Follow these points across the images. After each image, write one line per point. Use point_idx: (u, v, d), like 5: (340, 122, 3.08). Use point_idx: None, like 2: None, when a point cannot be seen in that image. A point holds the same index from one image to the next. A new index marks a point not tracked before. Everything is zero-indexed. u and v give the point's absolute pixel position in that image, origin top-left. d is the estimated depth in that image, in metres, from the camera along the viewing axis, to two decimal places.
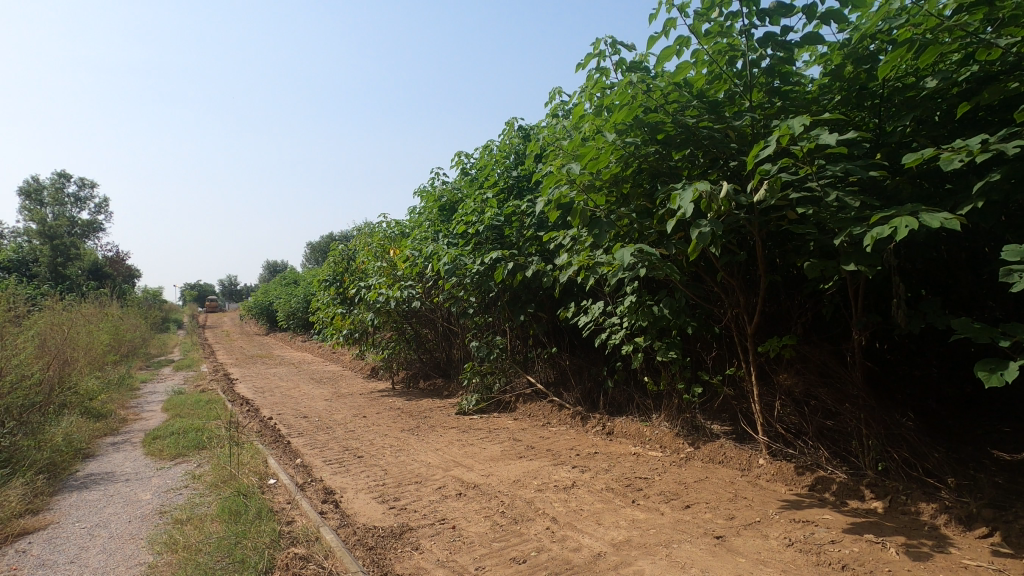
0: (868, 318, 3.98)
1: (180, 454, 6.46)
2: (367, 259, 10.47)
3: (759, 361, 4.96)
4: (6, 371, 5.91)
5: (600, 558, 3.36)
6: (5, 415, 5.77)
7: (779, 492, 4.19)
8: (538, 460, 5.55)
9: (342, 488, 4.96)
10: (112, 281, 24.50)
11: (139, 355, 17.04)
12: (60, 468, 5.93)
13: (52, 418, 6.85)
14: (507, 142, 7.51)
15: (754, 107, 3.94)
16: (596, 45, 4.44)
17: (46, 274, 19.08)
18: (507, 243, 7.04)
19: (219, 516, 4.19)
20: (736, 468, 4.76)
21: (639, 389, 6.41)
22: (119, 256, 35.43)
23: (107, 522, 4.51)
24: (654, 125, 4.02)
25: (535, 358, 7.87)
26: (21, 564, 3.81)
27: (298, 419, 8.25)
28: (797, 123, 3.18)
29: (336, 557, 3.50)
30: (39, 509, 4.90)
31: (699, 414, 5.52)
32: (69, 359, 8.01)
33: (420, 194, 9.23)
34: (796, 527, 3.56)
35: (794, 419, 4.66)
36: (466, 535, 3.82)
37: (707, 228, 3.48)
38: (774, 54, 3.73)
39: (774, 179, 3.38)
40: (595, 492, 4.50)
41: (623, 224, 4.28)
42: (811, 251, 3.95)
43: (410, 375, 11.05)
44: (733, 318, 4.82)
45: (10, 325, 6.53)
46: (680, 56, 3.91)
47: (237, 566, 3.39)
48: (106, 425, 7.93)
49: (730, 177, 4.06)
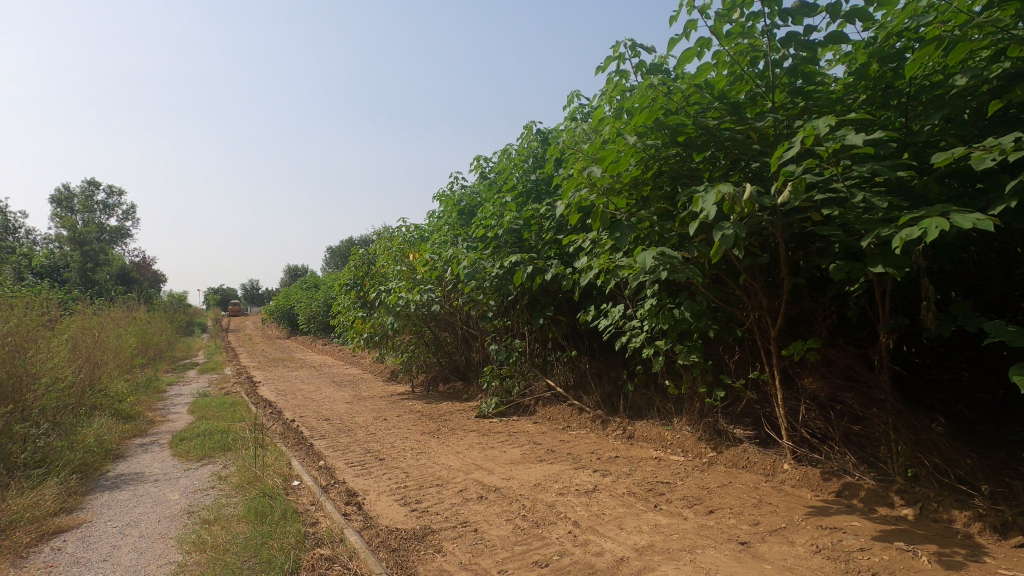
0: (896, 321, 3.89)
1: (206, 455, 6.59)
2: (387, 263, 10.59)
3: (783, 365, 4.87)
4: (41, 373, 6.09)
5: (623, 563, 3.35)
6: (40, 415, 5.95)
7: (805, 498, 4.13)
8: (559, 463, 5.54)
9: (365, 490, 5.02)
10: (140, 287, 25.09)
11: (164, 359, 17.39)
12: (92, 468, 6.09)
13: (84, 420, 7.04)
14: (525, 145, 7.53)
15: (776, 107, 3.90)
16: (615, 48, 4.45)
17: (77, 278, 19.64)
18: (526, 246, 7.05)
19: (246, 517, 4.27)
20: (759, 473, 4.70)
21: (659, 393, 6.35)
22: (145, 261, 36.43)
23: (138, 522, 4.62)
24: (675, 127, 4.02)
25: (554, 361, 7.83)
26: (57, 561, 3.93)
27: (320, 421, 8.36)
28: (823, 124, 3.14)
29: (360, 559, 3.53)
30: (72, 508, 5.03)
31: (721, 418, 5.46)
32: (99, 362, 8.23)
33: (439, 199, 9.30)
34: (823, 534, 3.50)
35: (820, 424, 4.59)
36: (488, 538, 3.83)
37: (730, 230, 3.45)
38: (797, 54, 3.71)
39: (799, 179, 3.32)
40: (616, 497, 4.48)
41: (644, 227, 4.30)
42: (836, 252, 3.88)
43: (430, 378, 11.11)
44: (755, 322, 4.74)
45: (43, 329, 6.74)
46: (701, 57, 3.89)
47: (264, 566, 3.45)
48: (136, 427, 8.13)
49: (752, 179, 4.01)
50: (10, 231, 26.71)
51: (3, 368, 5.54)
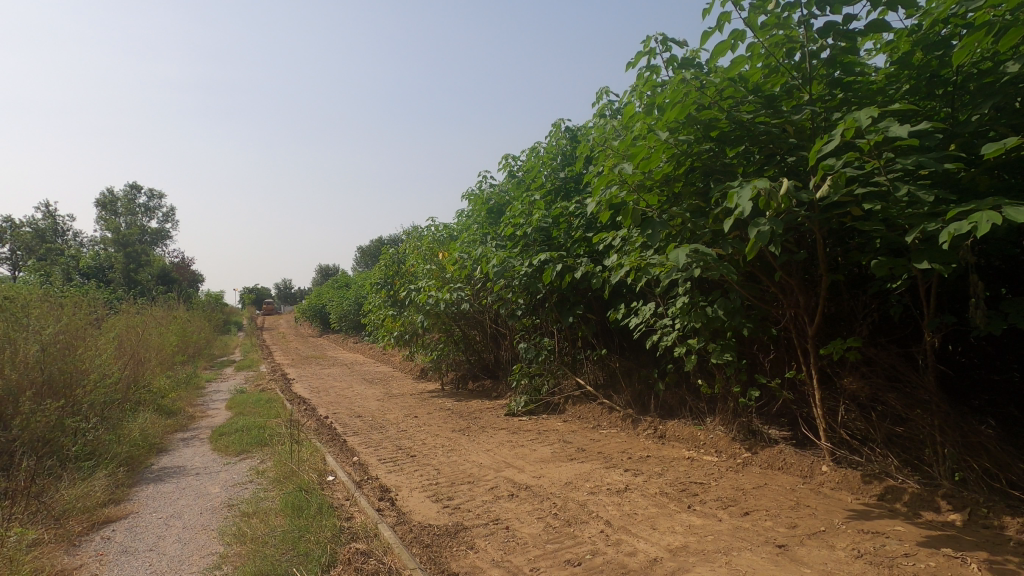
0: (942, 319, 3.74)
1: (244, 450, 6.77)
2: (417, 263, 10.70)
3: (821, 364, 4.74)
4: (89, 370, 6.36)
5: (657, 563, 3.31)
6: (90, 410, 6.21)
7: (846, 501, 4.02)
8: (590, 462, 5.52)
9: (397, 486, 5.09)
10: (180, 286, 25.95)
11: (203, 356, 17.98)
12: (137, 461, 6.33)
13: (130, 415, 7.32)
14: (554, 143, 7.49)
15: (814, 100, 3.79)
16: (646, 43, 4.39)
17: (121, 278, 20.41)
18: (556, 244, 7.03)
19: (283, 511, 4.38)
20: (797, 475, 4.60)
21: (691, 392, 6.26)
22: (185, 262, 37.67)
23: (181, 514, 4.79)
24: (708, 122, 3.96)
25: (583, 359, 7.77)
26: (107, 550, 4.10)
27: (352, 418, 8.51)
28: (864, 116, 3.05)
29: (395, 553, 3.58)
30: (120, 500, 5.24)
31: (756, 418, 5.35)
32: (143, 360, 8.55)
33: (468, 198, 9.34)
34: (865, 538, 3.40)
35: (860, 425, 4.46)
36: (520, 536, 3.83)
37: (766, 227, 3.37)
38: (836, 44, 3.62)
39: (838, 173, 3.23)
40: (648, 496, 4.43)
41: (676, 223, 4.23)
42: (877, 247, 3.76)
43: (459, 377, 11.18)
44: (791, 320, 4.63)
45: (91, 328, 7.03)
46: (735, 50, 3.81)
47: (301, 558, 3.54)
48: (177, 422, 8.42)
49: (788, 173, 3.91)
50: (58, 232, 27.98)
51: (55, 365, 5.80)
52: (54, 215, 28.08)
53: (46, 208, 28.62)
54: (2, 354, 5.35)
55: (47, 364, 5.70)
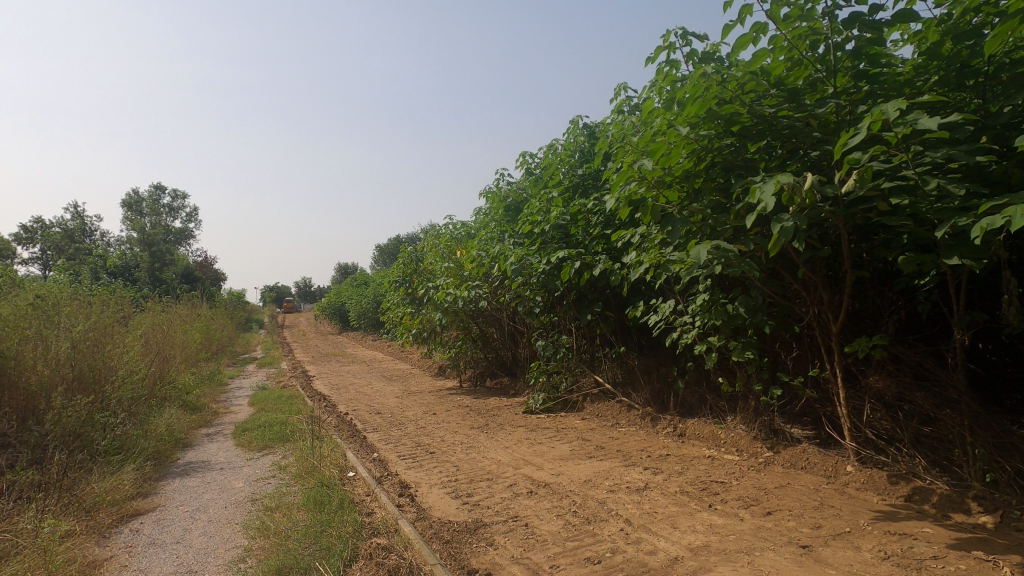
0: (972, 317, 3.64)
1: (267, 446, 6.89)
2: (435, 261, 10.76)
3: (846, 363, 4.65)
4: (117, 366, 6.52)
5: (677, 562, 3.29)
6: (118, 405, 6.37)
7: (872, 502, 3.94)
8: (609, 460, 5.50)
9: (417, 482, 5.13)
10: (203, 285, 26.46)
11: (226, 353, 18.31)
12: (164, 456, 6.47)
13: (156, 411, 7.48)
14: (572, 140, 7.44)
15: (838, 93, 3.73)
16: (666, 38, 4.35)
17: (147, 277, 20.88)
18: (574, 242, 7.00)
19: (306, 506, 4.44)
20: (820, 475, 4.52)
21: (711, 390, 6.19)
22: (208, 260, 38.37)
23: (206, 507, 4.89)
24: (729, 117, 3.91)
25: (601, 357, 7.73)
26: (136, 542, 4.20)
27: (372, 415, 8.60)
28: (891, 108, 2.98)
29: (415, 549, 3.61)
30: (148, 493, 5.37)
31: (778, 417, 5.27)
32: (168, 357, 8.74)
33: (486, 196, 9.36)
34: (892, 540, 3.33)
35: (886, 424, 4.37)
36: (539, 534, 3.84)
37: (790, 222, 3.31)
38: (861, 36, 3.55)
39: (865, 167, 3.16)
40: (669, 495, 4.40)
41: (696, 219, 4.17)
42: (904, 243, 3.67)
43: (477, 374, 11.22)
44: (814, 318, 4.55)
45: (119, 326, 7.21)
46: (757, 43, 3.76)
47: (324, 552, 3.60)
48: (202, 417, 8.59)
49: (811, 168, 3.84)
50: (86, 232, 28.77)
51: (85, 361, 5.96)
52: (83, 215, 28.86)
53: (75, 209, 29.47)
54: (34, 351, 5.52)
55: (77, 361, 5.87)
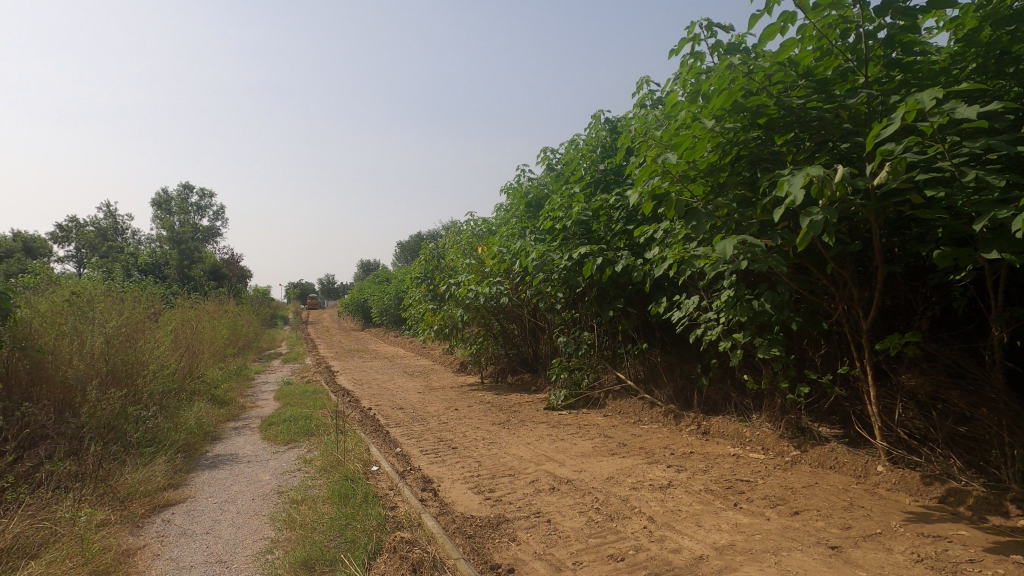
0: (1011, 313, 3.51)
1: (293, 440, 7.00)
2: (456, 257, 10.80)
3: (876, 360, 4.53)
4: (149, 361, 6.70)
5: (702, 561, 3.25)
6: (150, 399, 6.54)
7: (904, 503, 3.84)
8: (631, 457, 5.46)
9: (440, 477, 5.16)
10: (230, 282, 27.01)
11: (252, 349, 18.68)
12: (193, 448, 6.63)
13: (186, 405, 7.67)
14: (593, 135, 7.37)
15: (869, 82, 3.63)
16: (690, 30, 4.28)
17: (176, 275, 21.38)
18: (596, 237, 6.94)
19: (331, 499, 4.50)
20: (849, 474, 4.42)
21: (736, 388, 6.10)
22: (235, 257, 39.21)
23: (235, 499, 5.00)
24: (756, 109, 3.81)
25: (623, 354, 7.66)
26: (167, 532, 4.31)
27: (394, 410, 8.68)
28: (927, 97, 2.88)
29: (438, 543, 3.63)
30: (178, 484, 5.51)
31: (805, 415, 5.17)
32: (197, 352, 8.94)
33: (507, 191, 9.34)
34: (926, 542, 3.23)
35: (919, 424, 4.25)
36: (562, 530, 3.83)
37: (819, 216, 3.23)
38: (895, 23, 3.44)
39: (898, 159, 3.06)
40: (693, 493, 4.35)
41: (721, 214, 4.10)
42: (939, 237, 3.56)
43: (498, 370, 11.25)
44: (843, 314, 4.44)
45: (149, 322, 7.39)
46: (785, 33, 3.67)
47: (349, 545, 3.65)
48: (230, 411, 8.78)
49: (841, 161, 3.74)
50: (119, 231, 29.64)
51: (118, 356, 6.15)
52: (115, 215, 29.69)
53: (108, 209, 30.38)
54: (71, 345, 5.72)
55: (110, 355, 6.05)
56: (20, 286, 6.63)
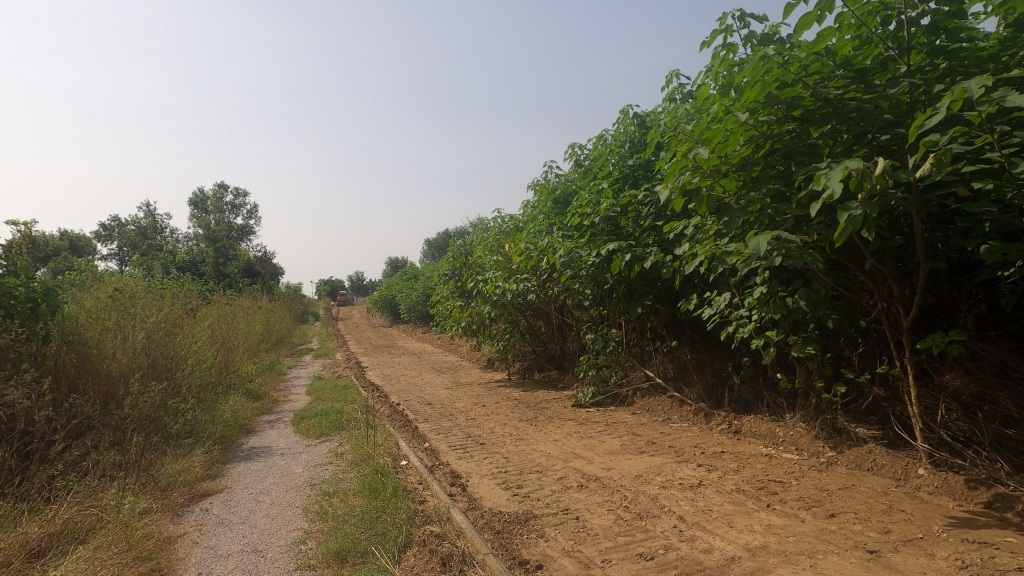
0: None
1: (324, 433, 7.15)
2: (484, 254, 10.84)
3: (918, 359, 4.37)
4: (187, 355, 6.93)
5: (734, 562, 3.19)
6: (188, 392, 6.77)
7: (947, 508, 3.70)
8: (660, 455, 5.40)
9: (468, 473, 5.20)
10: (264, 279, 27.66)
11: (285, 344, 19.13)
12: (230, 440, 6.82)
13: (222, 397, 7.90)
14: (622, 130, 7.28)
15: (911, 72, 3.51)
16: (723, 21, 4.19)
17: (212, 272, 22.01)
18: (624, 234, 6.87)
19: (362, 492, 4.58)
20: (889, 477, 4.28)
21: (769, 386, 5.98)
22: (268, 255, 40.18)
23: (269, 490, 5.13)
24: (791, 101, 3.71)
25: (651, 351, 7.57)
26: (206, 521, 4.45)
27: (423, 405, 8.77)
28: (975, 85, 2.77)
29: (467, 538, 3.66)
30: (216, 475, 5.68)
31: (842, 415, 5.03)
32: (232, 347, 9.19)
33: (534, 188, 9.32)
34: (971, 549, 3.11)
35: (964, 426, 4.09)
36: (590, 527, 3.82)
37: (858, 210, 3.13)
38: (939, 9, 3.33)
39: (943, 150, 2.95)
40: (724, 493, 4.28)
41: (754, 209, 4.02)
42: (987, 231, 3.42)
43: (525, 367, 11.26)
44: (883, 312, 4.29)
45: (187, 318, 7.64)
46: (822, 22, 3.56)
47: (379, 538, 3.71)
48: (264, 405, 9.00)
49: (881, 153, 3.62)
50: (159, 231, 30.71)
51: (158, 350, 6.38)
52: (155, 215, 30.70)
53: (148, 209, 31.51)
54: (114, 340, 5.96)
55: (151, 350, 6.27)
56: (67, 283, 6.93)
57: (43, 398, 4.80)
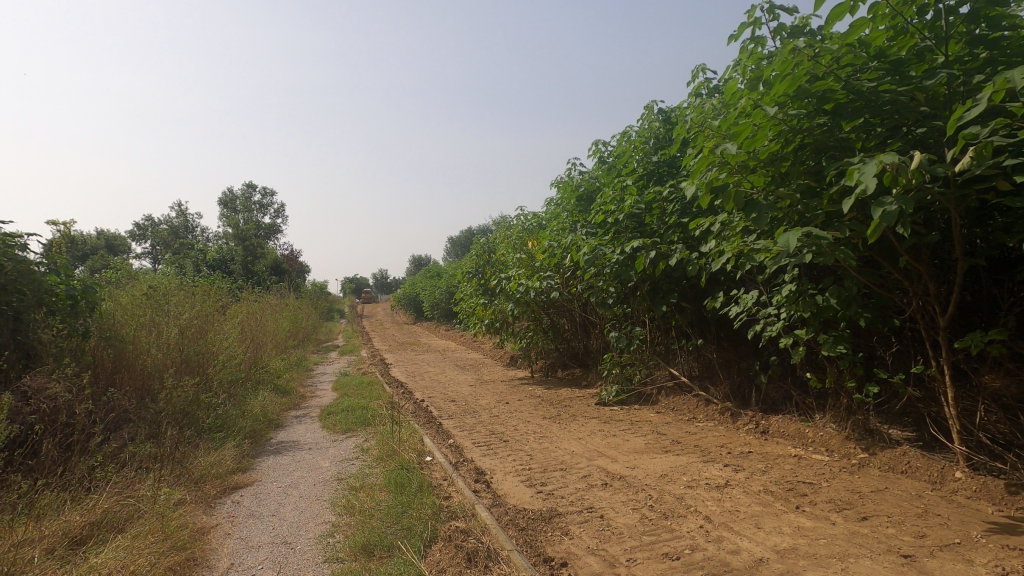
0: None
1: (351, 428, 7.26)
2: (507, 251, 10.85)
3: (955, 359, 4.24)
4: (218, 351, 7.10)
5: (763, 564, 3.15)
6: (219, 387, 6.94)
7: (986, 512, 3.58)
8: (686, 455, 5.35)
9: (492, 469, 5.22)
10: (291, 277, 28.17)
11: (312, 341, 19.45)
12: (259, 434, 6.97)
13: (252, 393, 8.07)
14: (646, 126, 7.21)
15: (950, 62, 3.41)
16: (751, 14, 4.12)
17: (241, 270, 22.49)
18: (648, 231, 6.81)
19: (387, 487, 4.65)
20: (923, 480, 4.16)
21: (797, 386, 5.86)
22: (295, 253, 40.92)
23: (298, 484, 5.24)
24: (822, 94, 3.63)
25: (677, 350, 7.49)
26: (237, 513, 4.57)
27: (447, 403, 8.83)
28: (1019, 75, 2.66)
29: (492, 534, 3.68)
30: (247, 467, 5.82)
31: (874, 416, 4.91)
32: (260, 344, 9.38)
33: (558, 185, 9.28)
34: (1012, 555, 3.01)
35: (1004, 428, 3.95)
36: (615, 526, 3.80)
37: (893, 206, 3.04)
38: None
39: (983, 143, 2.85)
40: (752, 494, 4.21)
41: (783, 205, 3.94)
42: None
43: (548, 365, 11.24)
44: (918, 310, 4.17)
45: (218, 314, 7.82)
46: (855, 13, 3.47)
47: (405, 532, 3.76)
48: (292, 400, 9.17)
49: (917, 147, 3.52)
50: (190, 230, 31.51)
51: (191, 346, 6.55)
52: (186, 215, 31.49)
53: (180, 209, 32.37)
54: (149, 336, 6.14)
55: (184, 345, 6.45)
56: (104, 280, 7.17)
57: (84, 392, 4.97)
